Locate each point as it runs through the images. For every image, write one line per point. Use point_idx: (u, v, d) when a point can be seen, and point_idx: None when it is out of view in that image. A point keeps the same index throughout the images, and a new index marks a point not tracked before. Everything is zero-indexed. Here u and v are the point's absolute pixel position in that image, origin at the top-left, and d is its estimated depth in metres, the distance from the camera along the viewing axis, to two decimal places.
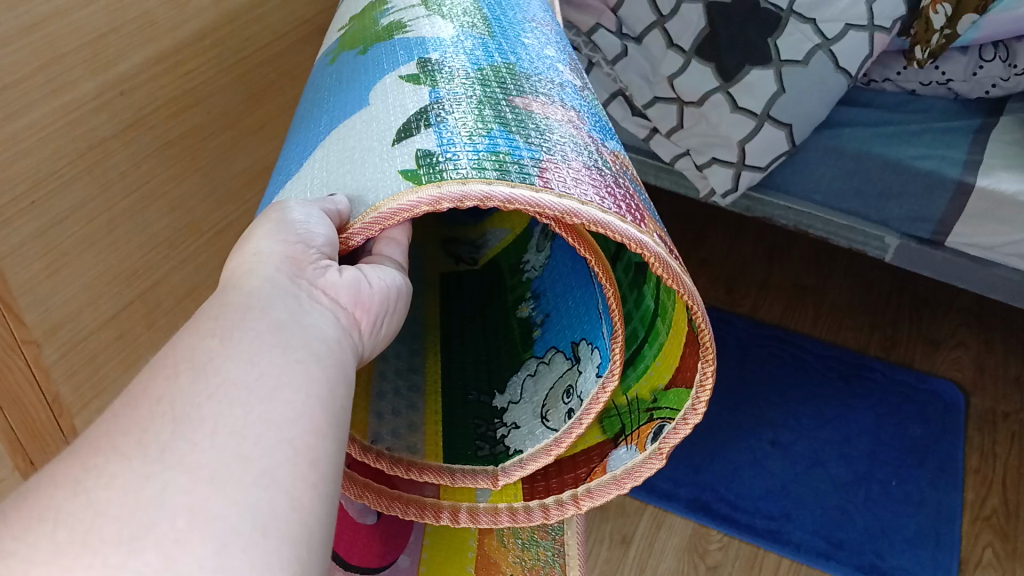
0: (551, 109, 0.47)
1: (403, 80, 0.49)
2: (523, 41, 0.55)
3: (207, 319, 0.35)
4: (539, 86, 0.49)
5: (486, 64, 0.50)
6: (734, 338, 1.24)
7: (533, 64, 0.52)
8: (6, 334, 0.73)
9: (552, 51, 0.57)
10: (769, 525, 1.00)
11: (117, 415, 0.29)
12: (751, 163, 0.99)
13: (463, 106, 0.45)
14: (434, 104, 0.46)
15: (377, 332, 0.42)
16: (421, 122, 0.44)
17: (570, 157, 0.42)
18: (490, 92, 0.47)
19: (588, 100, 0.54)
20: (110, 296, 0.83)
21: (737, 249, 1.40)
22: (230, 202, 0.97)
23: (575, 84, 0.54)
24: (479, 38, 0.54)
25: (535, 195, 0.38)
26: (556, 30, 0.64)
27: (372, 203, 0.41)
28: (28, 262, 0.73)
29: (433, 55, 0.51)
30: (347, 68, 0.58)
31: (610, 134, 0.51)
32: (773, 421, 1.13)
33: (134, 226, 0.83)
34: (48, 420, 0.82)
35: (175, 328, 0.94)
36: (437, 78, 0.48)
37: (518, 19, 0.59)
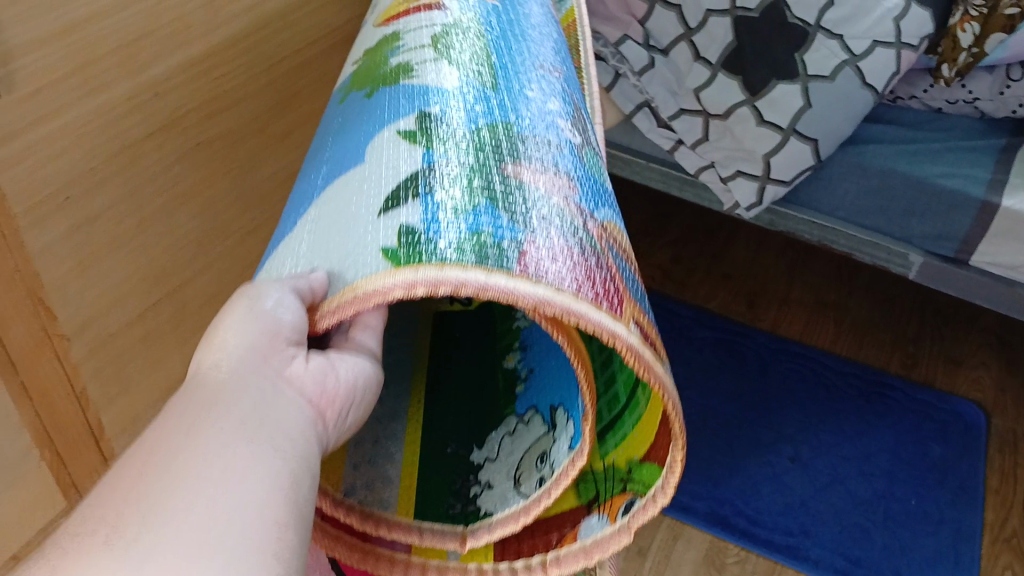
0: (546, 178, 0.43)
1: (399, 136, 0.45)
2: (523, 94, 0.51)
3: (170, 417, 0.33)
4: (536, 150, 0.45)
5: (484, 123, 0.46)
6: (754, 352, 1.24)
7: (533, 122, 0.48)
8: (39, 326, 0.76)
9: (552, 104, 0.53)
10: (788, 541, 1.00)
11: (120, 467, 0.31)
12: (777, 177, 0.99)
13: (454, 174, 0.41)
14: (425, 169, 0.41)
15: (343, 422, 0.41)
16: (404, 192, 0.40)
17: (557, 236, 0.38)
18: (483, 159, 0.43)
19: (589, 163, 0.50)
20: (135, 297, 0.84)
21: (759, 264, 1.40)
22: (256, 205, 0.98)
23: (573, 140, 0.50)
24: (481, 90, 0.50)
25: (512, 284, 0.35)
26: (565, 77, 0.61)
27: (347, 283, 0.37)
28: (62, 259, 0.75)
29: (430, 108, 0.47)
30: (352, 113, 0.54)
31: (608, 202, 0.47)
32: (792, 436, 1.12)
33: (164, 227, 0.85)
34: (75, 413, 0.85)
35: (199, 330, 0.96)
36: (433, 137, 0.44)
37: (525, 68, 0.55)
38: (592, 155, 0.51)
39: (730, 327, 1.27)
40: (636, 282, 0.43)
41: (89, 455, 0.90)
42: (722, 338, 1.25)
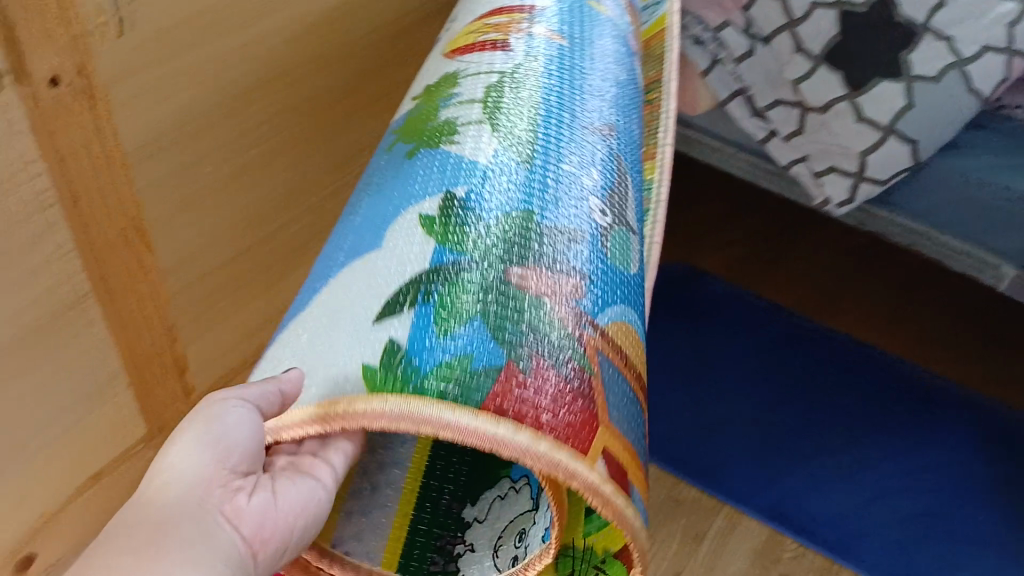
0: (550, 284, 0.47)
1: (421, 222, 0.49)
2: (559, 169, 0.54)
3: (117, 534, 0.42)
4: (550, 248, 0.49)
5: (507, 213, 0.50)
6: (826, 350, 1.22)
7: (559, 209, 0.52)
8: (137, 261, 0.80)
9: (591, 178, 0.56)
10: (846, 540, 1.00)
11: (101, 547, 0.42)
12: (872, 175, 0.98)
13: (459, 280, 0.45)
14: (432, 273, 0.46)
15: (281, 550, 0.47)
16: (411, 295, 0.45)
17: (541, 363, 0.43)
18: (492, 259, 0.47)
19: (613, 244, 0.53)
20: (230, 241, 0.90)
21: (835, 263, 1.36)
22: (345, 160, 1.00)
23: (599, 222, 0.53)
24: (518, 168, 0.53)
25: (472, 425, 0.40)
26: (621, 132, 0.63)
27: (327, 395, 0.42)
28: (163, 199, 0.79)
29: (461, 188, 0.51)
30: (389, 166, 0.57)
31: (620, 294, 0.50)
32: (857, 438, 1.11)
33: (256, 177, 0.89)
34: (166, 348, 0.90)
35: (269, 277, 0.99)
36: (456, 230, 0.48)
37: (570, 134, 0.58)
38: (622, 233, 0.54)
39: (803, 325, 1.25)
40: (624, 388, 0.47)
41: (173, 384, 0.95)
42: (794, 332, 1.24)
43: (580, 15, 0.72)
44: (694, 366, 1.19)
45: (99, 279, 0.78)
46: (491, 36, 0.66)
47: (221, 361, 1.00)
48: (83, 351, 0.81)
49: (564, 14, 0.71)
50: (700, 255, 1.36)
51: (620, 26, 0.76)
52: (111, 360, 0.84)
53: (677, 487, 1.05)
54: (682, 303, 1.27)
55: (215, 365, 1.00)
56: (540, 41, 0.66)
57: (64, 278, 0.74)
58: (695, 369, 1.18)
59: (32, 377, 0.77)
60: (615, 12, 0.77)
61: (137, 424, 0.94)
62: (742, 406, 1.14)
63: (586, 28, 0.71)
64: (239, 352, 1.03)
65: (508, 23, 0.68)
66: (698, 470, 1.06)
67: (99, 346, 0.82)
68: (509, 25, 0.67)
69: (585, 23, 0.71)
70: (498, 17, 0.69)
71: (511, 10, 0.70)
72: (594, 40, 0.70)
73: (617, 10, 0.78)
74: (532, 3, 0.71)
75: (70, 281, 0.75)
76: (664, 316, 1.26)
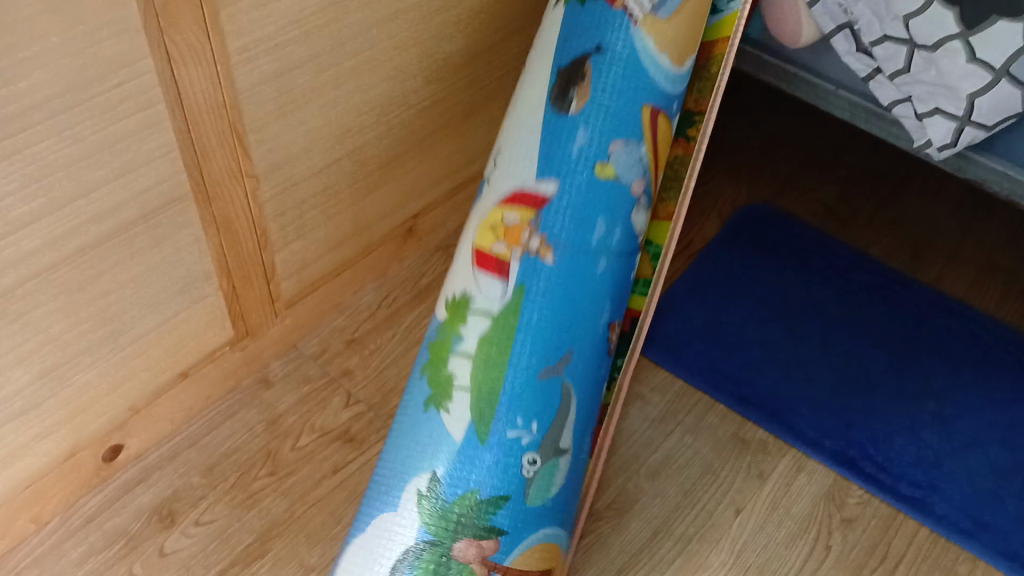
0: (479, 550, 0.68)
1: (415, 498, 0.69)
2: (508, 438, 0.69)
3: None
4: (484, 525, 0.68)
5: (457, 501, 0.68)
6: (912, 302, 1.19)
7: (495, 494, 0.69)
8: (234, 162, 0.83)
9: (532, 435, 0.70)
10: (915, 493, 0.99)
11: None
12: (978, 119, 0.94)
13: (418, 546, 0.68)
14: (410, 548, 0.68)
15: None
16: (396, 562, 0.68)
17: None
18: (443, 538, 0.68)
19: (528, 489, 0.70)
20: (323, 150, 0.92)
21: (930, 214, 1.31)
22: (438, 81, 1.00)
23: (524, 474, 0.70)
24: (472, 469, 0.69)
25: None
26: (591, 278, 0.74)
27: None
28: (263, 100, 0.81)
29: (438, 469, 0.69)
30: (424, 353, 0.75)
31: (529, 530, 0.71)
32: (936, 391, 1.09)
33: (355, 87, 0.89)
34: (253, 249, 0.93)
35: (355, 190, 1.01)
36: (427, 510, 0.68)
37: (531, 384, 0.71)
38: (547, 469, 0.71)
39: (890, 274, 1.22)
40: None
41: (260, 290, 0.98)
42: (879, 284, 1.21)
43: (592, 189, 0.75)
44: (774, 308, 1.18)
45: (197, 178, 0.80)
46: (501, 248, 0.74)
47: (305, 271, 1.03)
48: (176, 251, 0.84)
49: (575, 200, 0.74)
50: (789, 196, 1.33)
51: (635, 172, 0.77)
52: (204, 263, 0.88)
53: (746, 426, 1.04)
54: (766, 244, 1.25)
55: (298, 275, 1.03)
56: (541, 266, 0.73)
57: (161, 176, 0.77)
58: (774, 311, 1.17)
59: (130, 272, 0.81)
60: (632, 155, 0.77)
61: (223, 325, 0.97)
62: (821, 352, 1.13)
63: (593, 215, 0.75)
64: (322, 265, 1.05)
65: (521, 227, 0.74)
66: (769, 411, 1.05)
67: (190, 243, 0.85)
68: (522, 229, 0.74)
69: (597, 200, 0.75)
70: (514, 210, 0.75)
71: (531, 201, 0.74)
72: (595, 226, 0.75)
73: (636, 148, 0.77)
74: (544, 190, 0.74)
75: (167, 181, 0.78)
76: (745, 255, 1.24)
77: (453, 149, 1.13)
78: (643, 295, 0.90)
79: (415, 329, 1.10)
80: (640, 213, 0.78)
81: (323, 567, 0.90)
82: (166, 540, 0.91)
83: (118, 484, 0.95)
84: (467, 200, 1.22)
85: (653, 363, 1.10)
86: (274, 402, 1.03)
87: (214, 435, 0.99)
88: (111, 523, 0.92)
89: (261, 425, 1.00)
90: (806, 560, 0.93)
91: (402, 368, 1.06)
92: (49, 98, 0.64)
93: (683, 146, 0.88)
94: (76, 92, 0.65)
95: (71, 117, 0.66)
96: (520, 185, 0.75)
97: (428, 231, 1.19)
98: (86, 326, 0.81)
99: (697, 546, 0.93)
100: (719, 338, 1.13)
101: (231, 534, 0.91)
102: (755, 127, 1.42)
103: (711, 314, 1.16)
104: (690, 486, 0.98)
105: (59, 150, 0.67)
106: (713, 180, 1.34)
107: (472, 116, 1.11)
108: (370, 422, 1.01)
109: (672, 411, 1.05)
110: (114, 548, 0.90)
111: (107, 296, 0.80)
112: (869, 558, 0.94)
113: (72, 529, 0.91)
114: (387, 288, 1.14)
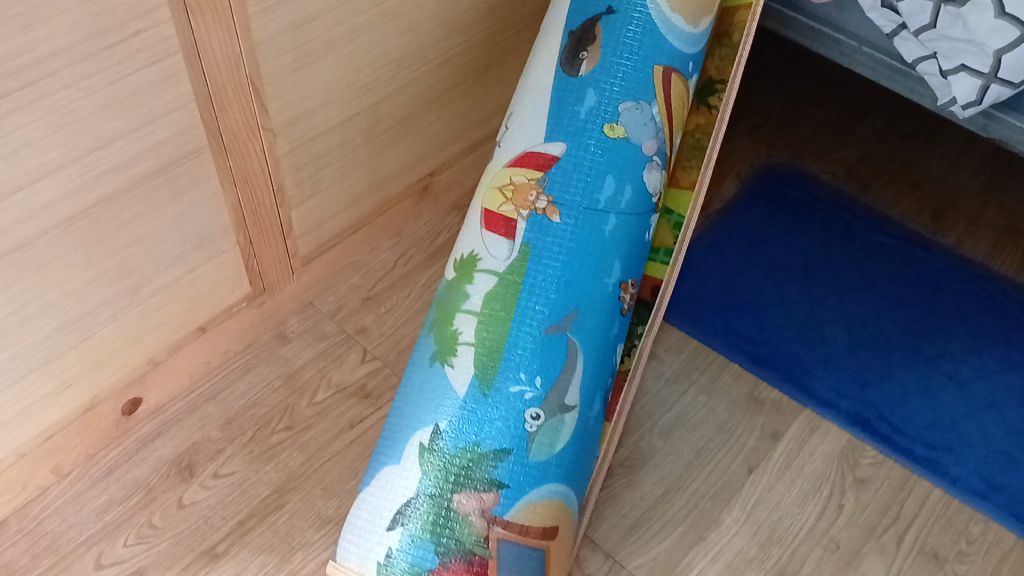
0: (479, 502, 0.65)
1: (414, 453, 0.67)
2: (511, 392, 0.68)
3: None
4: (483, 479, 0.65)
5: (458, 455, 0.66)
6: (931, 266, 1.18)
7: (495, 446, 0.66)
8: (252, 117, 0.83)
9: (536, 389, 0.68)
10: (929, 454, 0.99)
11: None
12: (1005, 76, 0.93)
13: (418, 504, 0.65)
14: (407, 504, 0.65)
15: None
16: (397, 513, 0.65)
17: (457, 560, 0.63)
18: (440, 490, 0.65)
19: (531, 444, 0.67)
20: (339, 104, 0.91)
21: (953, 176, 1.30)
22: (455, 36, 1.00)
23: (526, 428, 0.67)
24: (471, 419, 0.67)
25: None
26: (598, 227, 0.74)
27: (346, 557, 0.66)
28: (281, 52, 0.81)
29: (439, 422, 0.67)
30: (434, 315, 0.75)
31: (535, 484, 0.66)
32: (954, 354, 1.09)
33: (373, 39, 0.89)
34: (270, 205, 0.93)
35: (371, 146, 1.01)
36: (426, 465, 0.66)
37: (535, 337, 0.70)
38: (553, 424, 0.68)
39: (909, 237, 1.21)
40: (528, 555, 0.66)
41: (277, 246, 0.98)
42: (898, 247, 1.20)
43: (601, 149, 0.76)
44: (792, 269, 1.17)
45: (214, 131, 0.80)
46: (508, 208, 0.75)
47: (321, 227, 1.03)
48: (193, 205, 0.84)
49: (583, 158, 0.76)
50: (810, 156, 1.31)
51: (646, 134, 0.79)
52: (221, 218, 0.88)
53: (760, 386, 1.04)
54: (785, 205, 1.24)
55: (315, 231, 1.03)
56: (547, 223, 0.74)
57: (179, 128, 0.77)
58: (793, 272, 1.16)
59: (149, 226, 0.81)
60: (643, 115, 0.79)
61: (240, 281, 0.98)
62: (838, 313, 1.13)
63: (601, 174, 0.76)
64: (339, 222, 1.05)
65: (528, 187, 0.75)
66: (784, 372, 1.06)
67: (207, 196, 0.85)
68: (529, 189, 0.75)
69: (606, 160, 0.76)
70: (522, 172, 0.76)
71: (539, 161, 0.77)
72: (604, 184, 0.76)
73: (648, 109, 0.80)
74: (553, 152, 0.77)
75: (185, 133, 0.78)
76: (764, 216, 1.23)
77: (469, 106, 1.12)
78: (666, 263, 0.88)
79: (431, 287, 1.10)
80: (654, 172, 0.79)
81: (340, 520, 0.91)
82: (184, 492, 0.92)
83: (138, 437, 0.95)
84: (483, 158, 1.22)
85: (668, 323, 1.10)
86: (291, 357, 1.03)
87: (231, 390, 1.00)
88: (131, 475, 0.93)
89: (279, 380, 1.01)
90: (818, 519, 0.93)
91: (417, 326, 1.06)
92: (69, 46, 0.64)
93: (705, 113, 0.92)
94: (96, 40, 0.65)
95: (91, 66, 0.66)
96: (529, 148, 0.78)
97: (444, 189, 1.19)
98: (105, 279, 0.81)
99: (709, 504, 0.94)
100: (736, 299, 1.13)
101: (249, 486, 0.93)
102: (775, 87, 1.40)
103: (727, 274, 1.16)
104: (703, 445, 0.98)
105: (79, 99, 0.67)
106: (732, 140, 1.33)
107: (489, 72, 1.10)
108: (386, 378, 1.02)
109: (687, 371, 1.05)
110: (134, 499, 0.91)
111: (125, 249, 0.81)
112: (881, 517, 0.94)
113: (93, 480, 0.92)
114: (403, 246, 1.14)
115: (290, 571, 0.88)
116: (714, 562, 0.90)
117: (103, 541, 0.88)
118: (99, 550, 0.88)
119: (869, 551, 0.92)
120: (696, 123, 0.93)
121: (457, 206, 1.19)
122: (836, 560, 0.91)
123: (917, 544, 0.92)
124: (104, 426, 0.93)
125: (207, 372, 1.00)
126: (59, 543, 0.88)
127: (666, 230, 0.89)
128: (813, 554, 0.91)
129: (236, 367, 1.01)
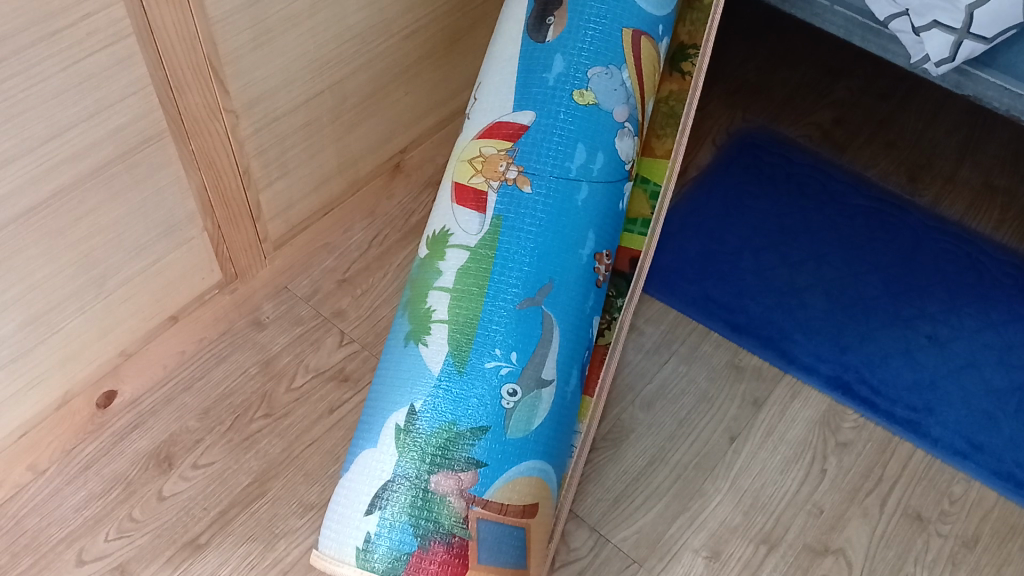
0: (457, 482, 0.64)
1: (391, 434, 0.65)
2: (485, 368, 0.66)
3: None
4: (462, 457, 0.64)
5: (435, 434, 0.65)
6: (907, 227, 1.18)
7: (474, 423, 0.65)
8: (213, 99, 0.81)
9: (512, 364, 0.67)
10: (910, 416, 1.00)
11: None
12: (977, 32, 0.92)
13: (398, 485, 0.64)
14: (386, 486, 0.64)
15: None
16: (375, 497, 0.64)
17: (437, 543, 0.62)
18: (419, 472, 0.64)
19: (511, 418, 0.66)
20: (302, 83, 0.89)
21: (930, 134, 1.29)
22: (418, 8, 0.98)
23: (506, 404, 0.66)
24: (448, 397, 0.66)
25: None
26: (568, 196, 0.73)
27: (327, 543, 0.65)
28: (238, 30, 0.79)
29: (416, 401, 0.66)
30: (406, 291, 0.73)
31: (514, 461, 0.66)
32: (933, 315, 1.09)
33: (333, 13, 0.87)
34: (236, 189, 0.91)
35: (337, 126, 0.99)
36: (405, 447, 0.65)
37: (509, 312, 0.69)
38: (530, 400, 0.67)
39: (886, 200, 1.21)
40: (509, 532, 0.65)
41: (246, 231, 0.97)
42: (874, 209, 1.20)
43: (571, 117, 0.75)
44: (769, 235, 1.16)
45: (174, 114, 0.78)
46: (478, 180, 0.74)
47: (291, 210, 1.02)
48: (156, 192, 0.82)
49: (553, 127, 0.75)
50: (784, 120, 1.30)
51: (615, 100, 0.78)
52: (186, 204, 0.87)
53: (741, 353, 1.04)
54: (761, 170, 1.24)
55: (284, 215, 1.01)
56: (518, 195, 0.72)
57: (138, 113, 0.75)
58: (769, 239, 1.16)
59: (112, 215, 0.79)
60: (612, 81, 0.78)
61: (209, 268, 0.96)
62: (817, 277, 1.12)
63: (572, 143, 0.75)
64: (308, 204, 1.04)
65: (498, 158, 0.74)
66: (763, 339, 1.05)
67: (170, 182, 0.83)
68: (499, 161, 0.74)
69: (577, 128, 0.75)
70: (491, 143, 0.75)
71: (509, 132, 0.75)
72: (575, 153, 0.75)
73: (617, 74, 0.78)
74: (522, 121, 0.75)
75: (143, 119, 0.76)
76: (740, 182, 1.22)
77: (438, 80, 1.10)
78: (644, 234, 0.87)
79: (407, 267, 1.09)
80: (625, 139, 0.78)
81: (322, 506, 0.90)
82: (164, 484, 0.90)
83: (115, 429, 0.93)
84: (454, 133, 1.20)
85: (648, 295, 1.09)
86: (267, 343, 1.01)
87: (207, 378, 0.98)
88: (108, 470, 0.91)
89: (255, 367, 0.99)
90: (800, 485, 0.93)
91: (394, 307, 1.05)
92: (13, 33, 0.62)
93: (678, 80, 0.91)
94: (43, 25, 0.63)
95: (39, 53, 0.64)
96: (498, 118, 0.76)
97: (417, 166, 1.17)
98: (70, 270, 0.79)
99: (693, 474, 0.94)
100: (714, 268, 1.12)
101: (229, 476, 0.91)
102: (747, 51, 1.39)
103: (705, 242, 1.15)
104: (685, 415, 0.98)
105: (29, 87, 0.65)
106: (706, 106, 1.32)
107: (456, 45, 1.08)
108: (364, 360, 1.00)
109: (666, 342, 1.04)
110: (113, 494, 0.89)
111: (89, 240, 0.79)
112: (864, 481, 0.94)
113: (70, 475, 0.90)
114: (377, 226, 1.12)
115: (274, 559, 0.86)
116: (700, 532, 0.90)
117: (83, 537, 0.87)
118: (80, 546, 0.86)
119: (852, 515, 0.92)
120: (669, 90, 0.91)
121: (430, 183, 1.17)
122: (820, 525, 0.91)
123: (900, 506, 0.92)
124: (78, 420, 0.92)
125: (182, 362, 0.99)
126: (39, 540, 0.86)
127: (641, 200, 0.88)
128: (798, 520, 0.91)
129: (212, 355, 1.00)
